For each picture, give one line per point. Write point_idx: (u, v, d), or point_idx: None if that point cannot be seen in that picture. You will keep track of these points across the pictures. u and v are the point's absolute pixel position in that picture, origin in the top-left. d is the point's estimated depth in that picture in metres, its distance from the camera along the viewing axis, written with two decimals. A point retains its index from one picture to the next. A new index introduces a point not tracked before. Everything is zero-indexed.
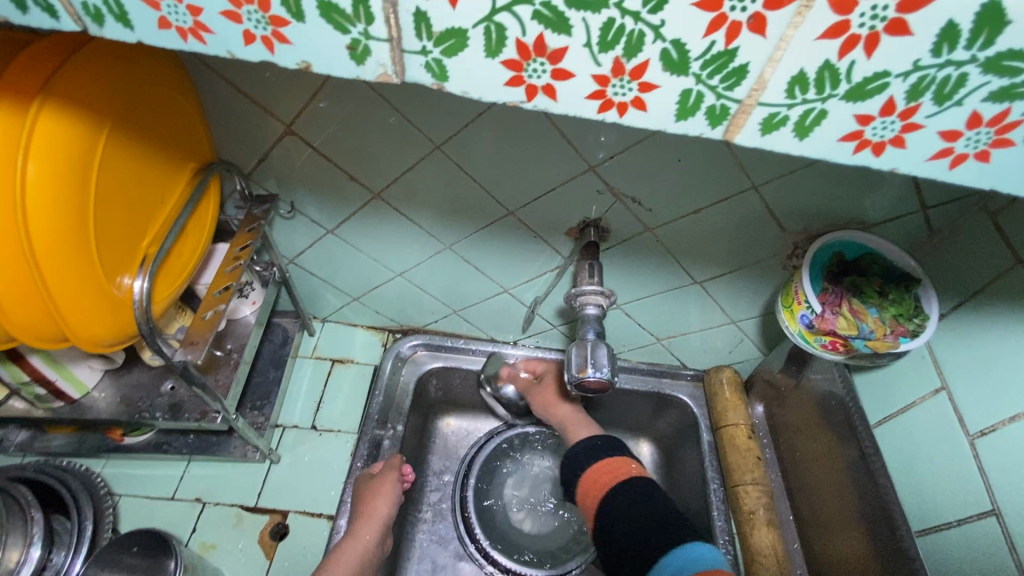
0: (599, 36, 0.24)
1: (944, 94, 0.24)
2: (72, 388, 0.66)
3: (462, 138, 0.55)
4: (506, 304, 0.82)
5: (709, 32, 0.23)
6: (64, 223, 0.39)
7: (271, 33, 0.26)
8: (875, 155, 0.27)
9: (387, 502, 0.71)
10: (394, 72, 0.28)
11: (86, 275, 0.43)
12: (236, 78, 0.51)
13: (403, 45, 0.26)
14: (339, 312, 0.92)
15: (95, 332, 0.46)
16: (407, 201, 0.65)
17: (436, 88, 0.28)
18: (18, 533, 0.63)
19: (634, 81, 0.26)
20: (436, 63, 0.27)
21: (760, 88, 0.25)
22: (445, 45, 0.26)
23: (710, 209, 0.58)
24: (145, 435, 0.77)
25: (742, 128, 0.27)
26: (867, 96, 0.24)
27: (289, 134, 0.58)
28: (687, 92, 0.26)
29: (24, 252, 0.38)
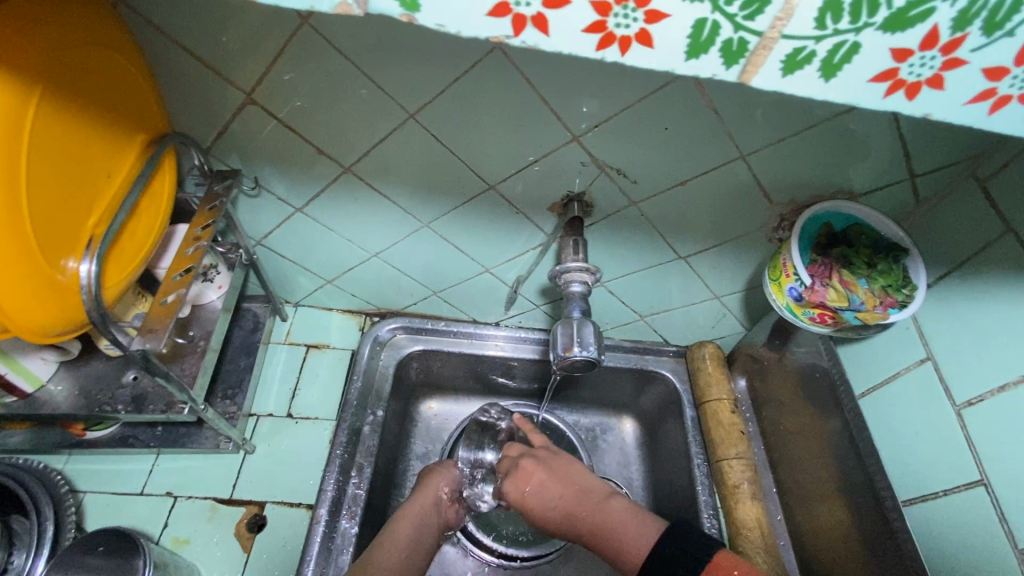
0: None
1: (994, 23, 0.22)
2: (24, 381, 0.62)
3: (437, 105, 0.51)
4: (487, 284, 0.80)
5: None
6: None
7: None
8: (909, 98, 0.25)
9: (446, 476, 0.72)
10: (356, 2, 0.24)
11: (22, 256, 0.38)
12: (187, 38, 0.47)
13: None
14: (313, 296, 0.88)
15: (38, 320, 0.42)
16: (381, 177, 0.62)
17: (406, 22, 0.25)
18: None
19: (640, 10, 0.23)
20: None
21: (786, 17, 0.22)
22: None
23: (695, 181, 0.56)
24: (109, 429, 0.73)
25: (760, 70, 0.24)
26: (908, 24, 0.22)
27: (250, 103, 0.53)
28: (702, 23, 0.23)
29: None
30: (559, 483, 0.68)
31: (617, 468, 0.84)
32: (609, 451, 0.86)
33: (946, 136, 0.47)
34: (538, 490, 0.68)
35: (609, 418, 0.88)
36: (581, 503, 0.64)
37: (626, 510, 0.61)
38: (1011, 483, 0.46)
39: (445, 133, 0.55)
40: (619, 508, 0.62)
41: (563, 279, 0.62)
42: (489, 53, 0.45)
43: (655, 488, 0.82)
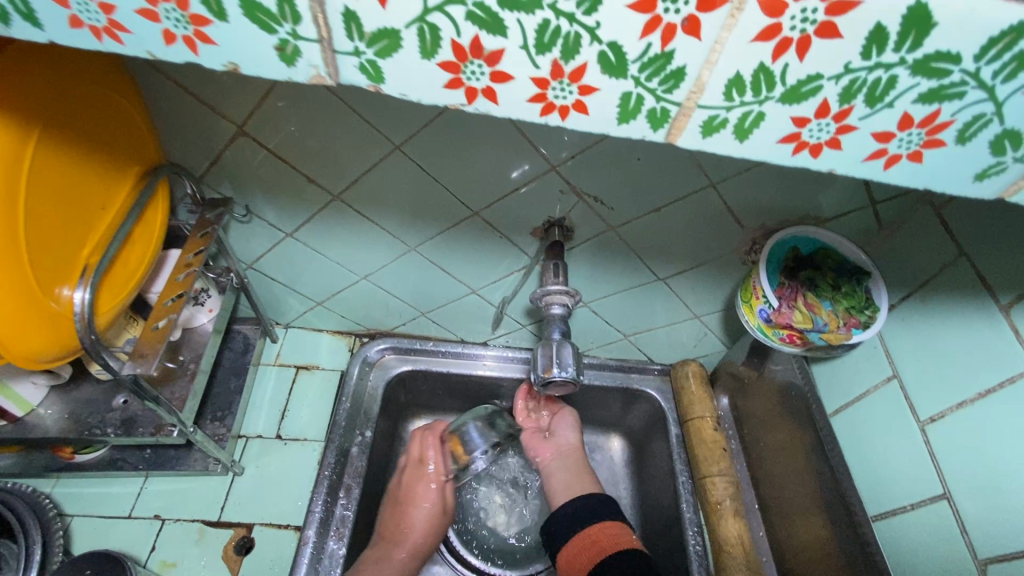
0: (535, 38, 0.24)
1: (875, 96, 0.24)
2: (15, 406, 0.62)
3: (421, 138, 0.54)
4: (474, 305, 0.82)
5: (645, 34, 0.23)
6: None
7: (193, 33, 0.25)
8: (813, 156, 0.27)
9: (427, 535, 0.74)
10: (328, 73, 0.27)
11: (20, 289, 0.40)
12: (178, 79, 0.49)
13: (335, 46, 0.25)
14: (303, 318, 0.89)
15: (33, 346, 0.43)
16: (368, 205, 0.64)
17: (372, 90, 0.27)
18: None
19: (574, 84, 0.25)
20: (370, 64, 0.26)
21: (699, 90, 0.25)
22: (378, 46, 0.25)
23: (669, 208, 0.59)
24: (97, 451, 0.74)
25: (684, 131, 0.27)
26: (802, 98, 0.25)
27: (240, 135, 0.56)
28: (628, 95, 0.25)
29: None
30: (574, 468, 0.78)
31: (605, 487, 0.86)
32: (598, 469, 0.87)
33: None
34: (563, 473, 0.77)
35: (597, 436, 0.89)
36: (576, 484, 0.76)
37: (586, 476, 0.76)
38: (974, 498, 0.48)
39: (428, 163, 0.57)
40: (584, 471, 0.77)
41: (543, 297, 0.63)
42: None
43: (640, 500, 0.84)
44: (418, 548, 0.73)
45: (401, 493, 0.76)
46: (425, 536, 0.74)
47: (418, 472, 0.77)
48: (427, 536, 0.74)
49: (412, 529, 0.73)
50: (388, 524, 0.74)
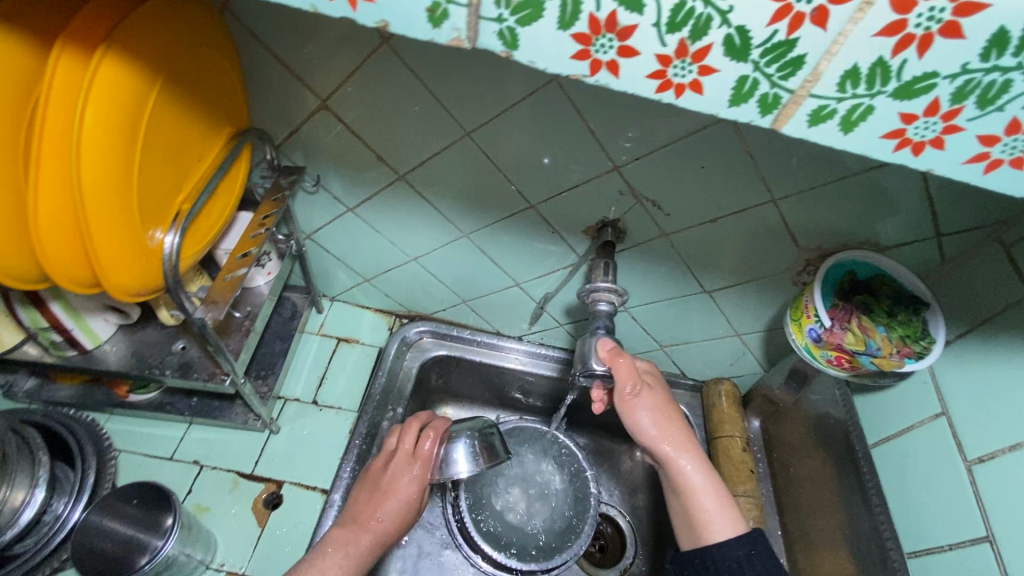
0: (669, 16, 0.25)
1: (987, 98, 0.25)
2: (85, 339, 0.67)
3: (492, 126, 0.56)
4: (515, 298, 0.83)
5: (774, 21, 0.24)
6: (113, 169, 0.40)
7: None
8: (915, 154, 0.28)
9: (395, 529, 0.66)
10: (467, 38, 0.28)
11: (127, 224, 0.43)
12: (279, 48, 0.53)
13: (480, 11, 0.27)
14: (349, 293, 0.93)
15: (126, 281, 0.46)
16: (431, 187, 0.67)
17: (504, 57, 0.29)
18: (25, 472, 0.64)
19: (695, 64, 0.27)
20: (509, 31, 0.28)
21: (814, 80, 0.26)
22: (521, 14, 0.27)
23: (725, 220, 0.59)
24: (150, 393, 0.78)
25: (790, 119, 0.28)
26: (913, 95, 0.25)
27: (323, 109, 0.59)
28: (744, 79, 0.27)
29: (78, 197, 0.38)
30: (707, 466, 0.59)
31: (622, 497, 0.89)
32: (615, 478, 0.90)
33: (973, 199, 0.49)
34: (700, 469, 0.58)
35: (619, 446, 0.91)
36: (711, 494, 0.57)
37: (718, 496, 0.57)
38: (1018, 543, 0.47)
39: (495, 153, 0.59)
40: (714, 480, 0.57)
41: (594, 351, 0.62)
42: (546, 85, 0.50)
43: (656, 514, 0.86)
44: (383, 541, 0.65)
45: (379, 478, 0.69)
46: (394, 529, 0.66)
47: (406, 462, 0.69)
48: (395, 528, 0.67)
49: (382, 520, 0.65)
50: (360, 509, 0.67)
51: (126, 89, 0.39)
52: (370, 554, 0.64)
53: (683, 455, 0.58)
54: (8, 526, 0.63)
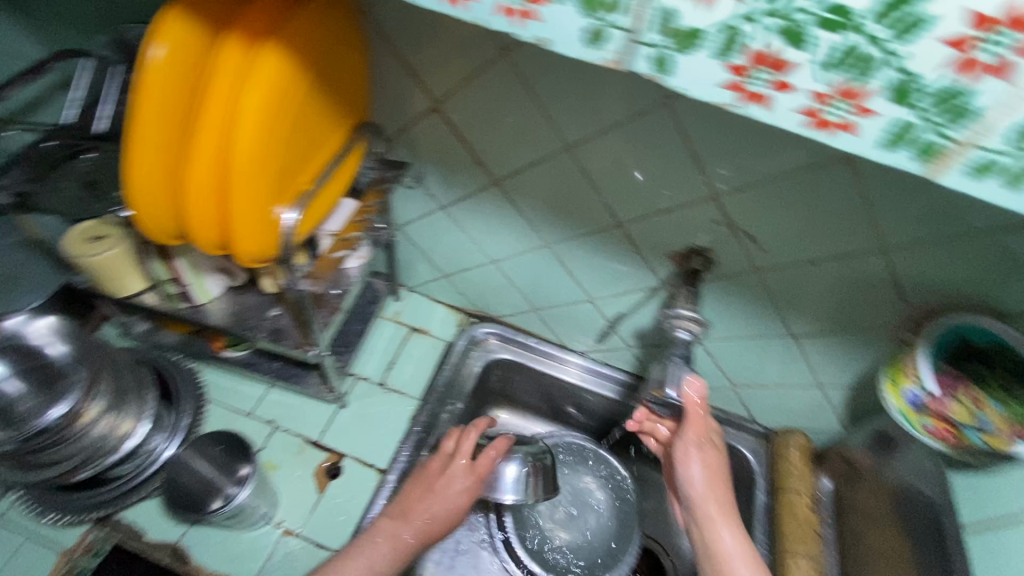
0: (829, 55, 0.25)
1: None
2: (198, 294, 0.74)
3: (593, 142, 0.57)
4: (586, 314, 0.83)
5: (949, 68, 0.23)
6: (266, 147, 0.44)
7: (529, 9, 0.29)
8: None
9: (438, 528, 0.67)
10: (620, 60, 0.29)
11: (264, 197, 0.47)
12: (408, 51, 0.57)
13: (639, 36, 0.28)
14: (426, 285, 0.97)
15: (250, 248, 0.50)
16: (522, 195, 0.68)
17: (652, 80, 0.30)
18: (134, 407, 0.72)
19: (852, 104, 0.26)
20: (662, 56, 0.28)
21: (985, 133, 0.24)
22: (679, 41, 0.27)
23: (826, 263, 0.56)
24: (241, 351, 0.85)
25: (948, 171, 0.26)
26: None
27: (435, 110, 0.62)
28: (903, 123, 0.25)
29: (233, 167, 0.42)
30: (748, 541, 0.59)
31: (668, 534, 0.86)
32: (664, 515, 0.87)
33: None
34: (740, 540, 0.58)
35: None
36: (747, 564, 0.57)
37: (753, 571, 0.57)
38: None
39: (592, 169, 0.60)
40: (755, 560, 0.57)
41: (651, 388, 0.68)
42: (656, 107, 0.51)
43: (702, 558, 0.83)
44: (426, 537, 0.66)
45: (432, 479, 0.69)
46: (438, 528, 0.67)
47: (455, 462, 0.70)
48: (440, 527, 0.67)
49: (428, 517, 0.67)
50: (408, 500, 0.68)
51: (293, 81, 0.44)
52: (408, 551, 0.65)
53: (721, 525, 0.60)
54: (113, 451, 0.70)
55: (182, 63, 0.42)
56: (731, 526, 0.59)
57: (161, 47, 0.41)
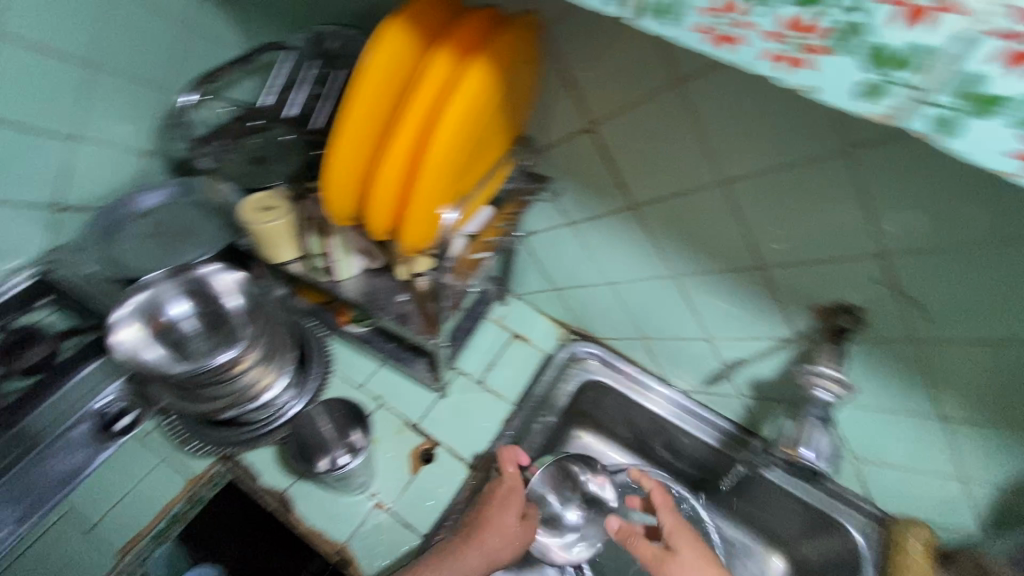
0: None
1: None
2: (340, 270, 0.81)
3: (752, 181, 0.56)
4: (698, 352, 0.81)
5: None
6: (455, 153, 0.48)
7: (800, 56, 0.24)
8: None
9: (502, 547, 0.71)
10: (890, 118, 0.23)
11: (439, 196, 0.51)
12: (578, 72, 0.60)
13: (924, 94, 0.22)
14: (534, 295, 0.98)
15: (415, 239, 0.54)
16: (657, 225, 0.68)
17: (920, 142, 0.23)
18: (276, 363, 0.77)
19: None
20: (942, 119, 0.22)
21: None
22: (972, 104, 0.21)
23: (1003, 347, 0.51)
24: (361, 328, 0.91)
25: None
26: None
27: (588, 130, 0.64)
28: None
29: (425, 167, 0.47)
30: None
31: None
32: None
33: None
34: None
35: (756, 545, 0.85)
36: None
37: None
38: None
39: (743, 207, 0.59)
40: None
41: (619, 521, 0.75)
42: (834, 155, 0.49)
43: None
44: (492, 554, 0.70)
45: (495, 511, 0.73)
46: (500, 545, 0.71)
47: (498, 485, 0.75)
48: (503, 546, 0.71)
49: (489, 532, 0.71)
50: (470, 520, 0.73)
51: (488, 97, 0.47)
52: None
53: None
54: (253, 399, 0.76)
55: (397, 68, 0.47)
56: None
57: (385, 52, 0.46)
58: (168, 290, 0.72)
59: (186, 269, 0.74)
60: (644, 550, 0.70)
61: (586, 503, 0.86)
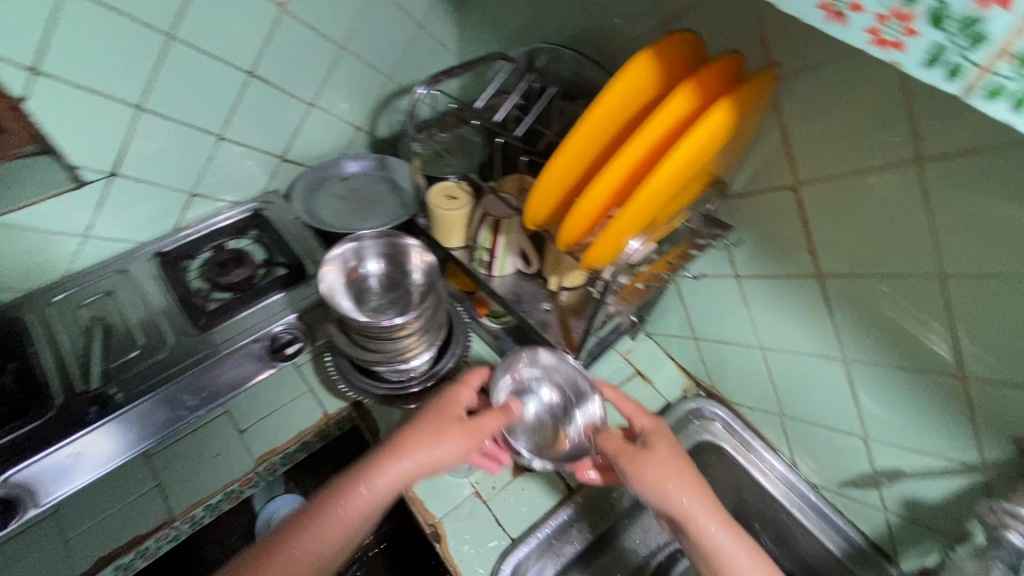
0: None
1: None
2: (497, 267, 0.86)
3: (979, 283, 0.51)
4: (848, 447, 0.74)
5: None
6: (668, 187, 0.48)
7: None
8: None
9: (429, 464, 0.66)
10: None
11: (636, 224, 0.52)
12: (798, 130, 0.59)
13: None
14: (667, 338, 0.95)
15: (597, 259, 0.55)
16: (842, 300, 0.64)
17: None
18: (430, 336, 0.84)
19: None
20: None
21: None
22: None
23: None
24: (495, 324, 0.94)
25: None
26: None
27: (790, 189, 0.63)
28: None
29: (637, 193, 0.47)
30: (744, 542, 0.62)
31: None
32: None
33: None
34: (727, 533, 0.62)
35: None
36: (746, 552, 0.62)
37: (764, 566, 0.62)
38: None
39: (961, 308, 0.53)
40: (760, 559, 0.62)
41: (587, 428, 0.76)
42: None
43: None
44: (414, 463, 0.65)
45: (425, 424, 0.68)
46: (429, 457, 0.66)
47: (445, 399, 0.71)
48: (435, 466, 0.67)
49: (410, 447, 0.66)
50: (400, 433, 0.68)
51: (720, 141, 0.47)
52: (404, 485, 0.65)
53: (708, 524, 0.62)
54: (402, 362, 0.83)
55: (632, 95, 0.50)
56: (712, 523, 0.63)
57: (627, 79, 0.48)
58: (372, 247, 0.81)
59: (392, 235, 0.81)
60: (611, 442, 0.69)
61: (563, 391, 0.80)
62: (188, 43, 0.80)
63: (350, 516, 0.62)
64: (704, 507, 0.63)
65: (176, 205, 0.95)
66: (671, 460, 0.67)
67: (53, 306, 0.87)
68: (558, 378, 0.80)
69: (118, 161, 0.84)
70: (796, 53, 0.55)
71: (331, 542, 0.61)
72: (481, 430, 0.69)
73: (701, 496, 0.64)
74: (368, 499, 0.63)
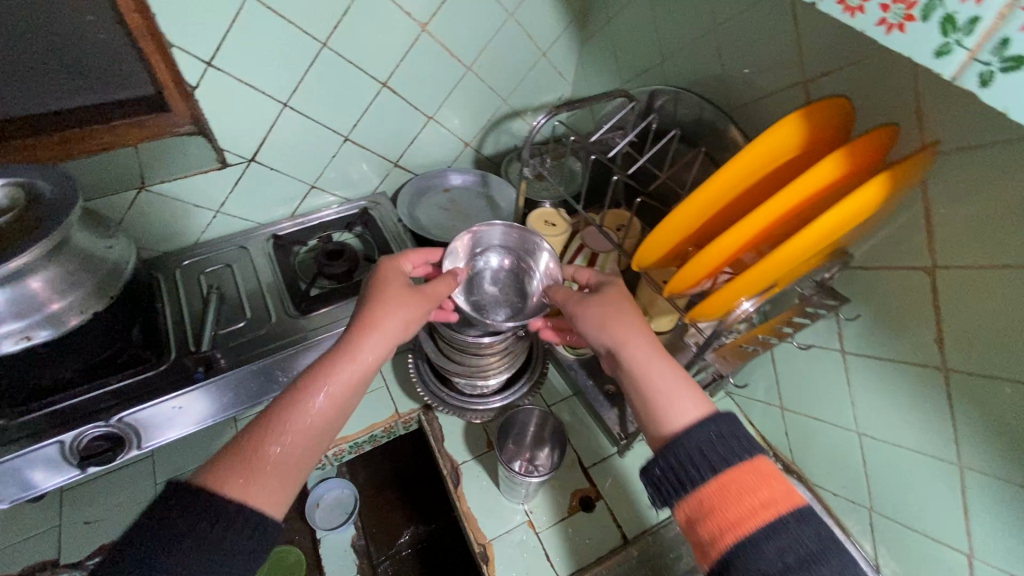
0: None
1: None
2: None
3: None
4: (947, 562, 0.66)
5: None
6: (798, 258, 0.46)
7: None
8: None
9: (393, 331, 0.65)
10: None
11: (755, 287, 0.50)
12: (946, 212, 0.55)
13: None
14: (750, 402, 0.91)
15: (704, 313, 0.54)
16: (966, 400, 0.58)
17: None
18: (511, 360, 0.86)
19: None
20: None
21: None
22: None
23: None
24: (570, 355, 0.90)
25: None
26: None
27: (925, 272, 0.58)
28: None
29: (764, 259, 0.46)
30: (679, 374, 0.59)
31: None
32: None
33: None
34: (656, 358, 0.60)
35: None
36: (673, 376, 0.59)
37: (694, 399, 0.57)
38: None
39: None
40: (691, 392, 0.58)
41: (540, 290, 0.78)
42: None
43: None
44: (382, 333, 0.64)
45: (386, 295, 0.66)
46: (394, 327, 0.65)
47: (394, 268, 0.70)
48: (402, 334, 0.66)
49: (378, 315, 0.64)
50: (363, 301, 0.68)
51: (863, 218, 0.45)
52: (379, 359, 0.63)
53: (645, 349, 0.61)
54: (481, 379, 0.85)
55: (769, 157, 0.49)
56: (646, 348, 0.62)
57: (767, 141, 0.48)
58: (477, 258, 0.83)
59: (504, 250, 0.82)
60: (559, 293, 0.71)
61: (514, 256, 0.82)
62: (335, 52, 0.87)
63: (332, 392, 0.59)
64: (648, 342, 0.62)
65: (296, 194, 1.03)
66: (619, 300, 0.67)
67: (181, 269, 0.97)
68: (508, 242, 0.81)
69: (258, 148, 0.93)
70: (957, 132, 0.52)
71: (326, 415, 0.58)
72: (434, 294, 0.69)
73: (641, 329, 0.63)
74: (353, 379, 0.61)
